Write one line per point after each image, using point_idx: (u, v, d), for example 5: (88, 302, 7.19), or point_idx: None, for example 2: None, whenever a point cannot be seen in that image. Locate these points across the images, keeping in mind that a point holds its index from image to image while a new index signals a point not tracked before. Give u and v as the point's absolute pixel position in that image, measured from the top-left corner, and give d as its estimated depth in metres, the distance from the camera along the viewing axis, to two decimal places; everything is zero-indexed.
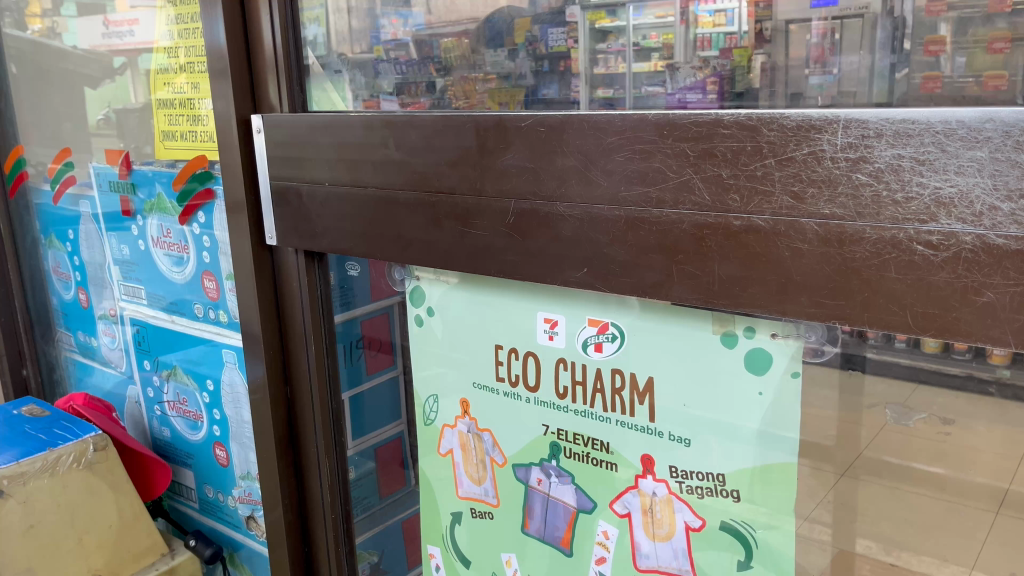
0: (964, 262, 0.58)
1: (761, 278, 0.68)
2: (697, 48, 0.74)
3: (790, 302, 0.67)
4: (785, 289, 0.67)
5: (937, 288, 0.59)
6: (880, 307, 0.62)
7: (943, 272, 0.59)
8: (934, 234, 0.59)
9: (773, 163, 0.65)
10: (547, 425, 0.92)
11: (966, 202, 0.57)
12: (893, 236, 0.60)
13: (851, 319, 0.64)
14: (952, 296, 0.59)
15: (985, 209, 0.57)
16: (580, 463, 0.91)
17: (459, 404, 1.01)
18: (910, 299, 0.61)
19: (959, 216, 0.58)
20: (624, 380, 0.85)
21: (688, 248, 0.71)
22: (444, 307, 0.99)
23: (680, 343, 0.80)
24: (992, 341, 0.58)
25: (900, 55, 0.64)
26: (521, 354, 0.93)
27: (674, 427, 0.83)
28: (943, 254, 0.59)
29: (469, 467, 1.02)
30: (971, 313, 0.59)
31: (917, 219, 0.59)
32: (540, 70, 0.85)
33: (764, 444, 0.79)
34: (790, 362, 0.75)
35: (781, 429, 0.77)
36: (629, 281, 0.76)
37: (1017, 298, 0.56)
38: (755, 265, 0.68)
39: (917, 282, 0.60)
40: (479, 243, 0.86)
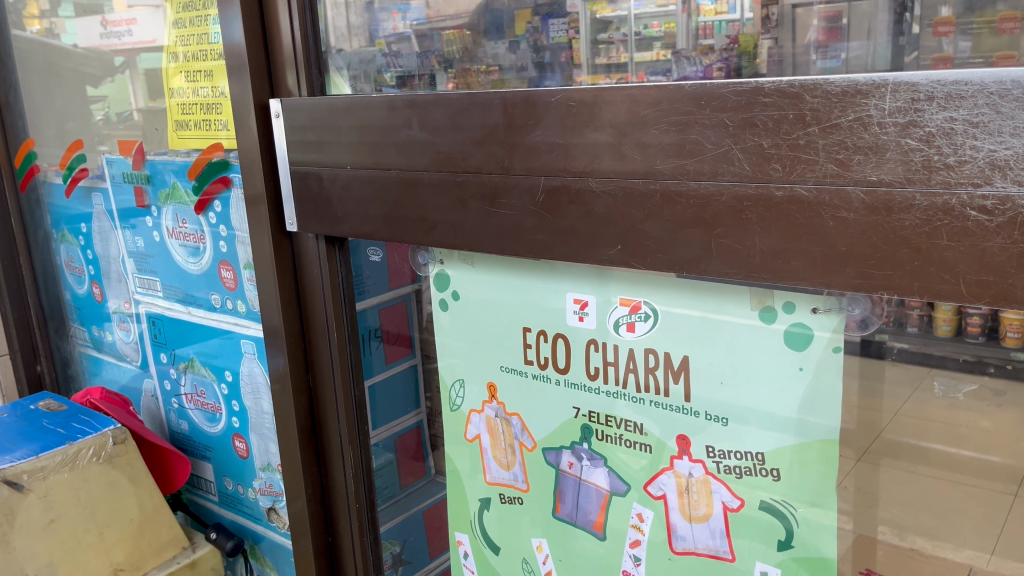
0: (1020, 227, 0.56)
1: (805, 249, 0.66)
2: (699, 36, 0.73)
3: (835, 274, 0.65)
4: (830, 260, 0.65)
5: (992, 254, 0.58)
6: (931, 276, 0.61)
7: (999, 238, 0.57)
8: (988, 198, 0.57)
9: (816, 131, 0.63)
10: (578, 408, 0.91)
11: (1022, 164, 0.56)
12: (945, 202, 0.59)
13: (900, 290, 0.63)
14: (1007, 263, 0.57)
15: None
16: (612, 445, 0.90)
17: (486, 388, 1.00)
18: (963, 267, 0.59)
19: (1015, 179, 0.56)
20: (658, 359, 0.84)
21: (728, 222, 0.70)
22: (469, 290, 0.98)
23: (717, 320, 0.79)
24: None
25: (909, 38, 0.62)
26: (550, 336, 0.91)
27: (709, 406, 0.82)
28: (998, 218, 0.57)
29: (497, 452, 1.01)
30: None
31: (970, 183, 0.58)
32: (541, 62, 0.84)
33: (805, 421, 0.77)
34: (832, 337, 0.73)
35: (822, 405, 0.76)
36: (664, 257, 0.75)
37: None
38: (798, 237, 0.66)
39: (971, 248, 0.59)
40: (508, 222, 0.85)
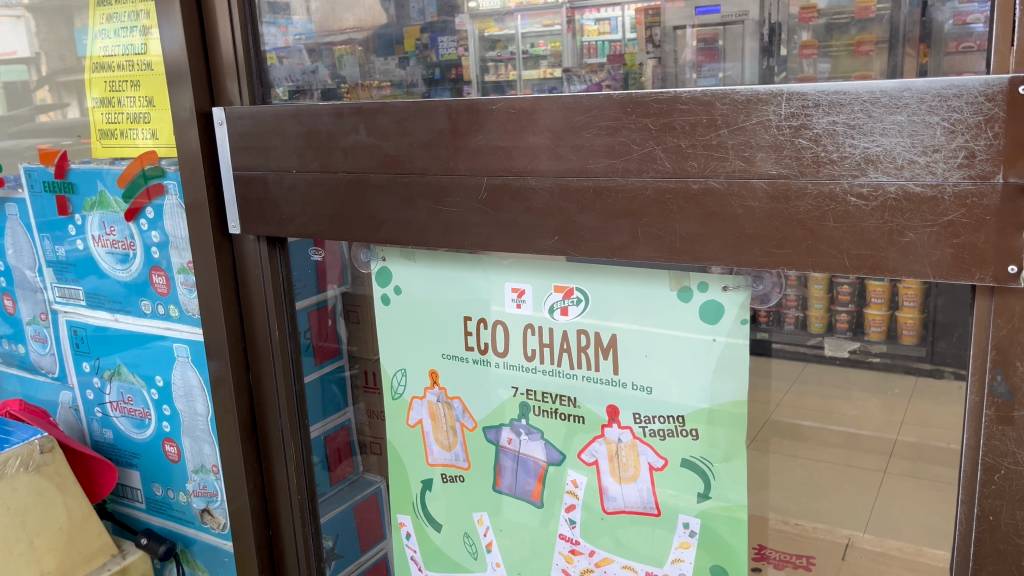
0: (889, 209, 0.70)
1: (718, 233, 0.78)
2: (584, 55, 0.85)
3: (743, 254, 0.77)
4: (739, 242, 0.77)
5: (868, 232, 0.71)
6: (821, 252, 0.74)
7: (873, 219, 0.71)
8: (864, 187, 0.71)
9: (726, 133, 0.75)
10: (516, 387, 1.00)
11: (890, 159, 0.69)
12: (831, 190, 0.72)
13: (796, 264, 0.75)
14: (880, 239, 0.71)
15: (905, 163, 0.69)
16: (549, 419, 0.99)
17: (428, 375, 1.07)
18: (846, 244, 0.72)
19: (884, 170, 0.70)
20: (589, 338, 0.94)
21: (652, 212, 0.81)
22: (412, 284, 1.06)
23: (642, 299, 0.90)
24: (914, 274, 0.70)
25: (778, 59, 0.76)
26: (490, 323, 1.00)
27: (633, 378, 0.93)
28: (872, 203, 0.71)
29: (439, 434, 1.09)
30: (897, 252, 0.71)
31: (850, 174, 0.71)
32: (431, 78, 0.96)
33: (717, 386, 0.89)
34: (740, 310, 0.85)
35: (732, 370, 0.88)
36: (598, 245, 0.85)
37: (933, 235, 0.69)
38: (712, 223, 0.78)
39: (852, 227, 0.72)
40: (453, 218, 0.93)
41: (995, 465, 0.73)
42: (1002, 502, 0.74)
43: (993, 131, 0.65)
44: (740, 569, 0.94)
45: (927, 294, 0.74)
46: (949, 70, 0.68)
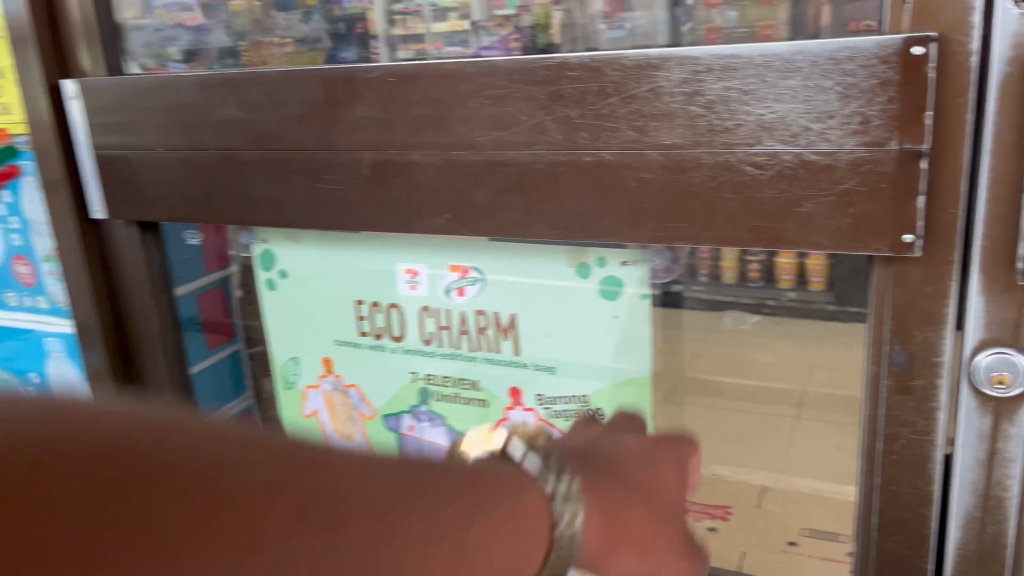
0: (786, 179, 0.67)
1: (613, 208, 0.74)
2: (494, 6, 0.79)
3: (639, 229, 0.73)
4: (635, 217, 0.73)
5: (765, 203, 0.68)
6: (718, 225, 0.70)
7: (769, 190, 0.67)
8: (759, 156, 0.67)
9: (617, 101, 0.70)
10: (415, 372, 0.95)
11: (784, 126, 0.66)
12: (726, 160, 0.68)
13: (694, 239, 0.72)
14: (777, 210, 0.68)
15: (801, 130, 0.65)
16: (450, 404, 0.95)
17: (322, 362, 1.01)
18: (743, 216, 0.69)
19: (780, 138, 0.66)
20: (488, 319, 0.89)
21: (545, 187, 0.76)
22: (297, 267, 0.98)
23: (540, 277, 0.85)
24: (812, 246, 0.68)
25: (683, 9, 0.72)
26: (383, 306, 0.94)
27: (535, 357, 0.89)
28: (768, 172, 0.67)
29: (336, 424, 1.03)
30: (794, 223, 0.68)
31: (745, 143, 0.67)
32: (336, 34, 0.87)
33: (620, 362, 0.86)
34: (640, 286, 0.82)
35: (634, 344, 0.85)
36: (490, 223, 0.80)
37: (830, 204, 0.66)
38: (606, 197, 0.74)
39: (749, 199, 0.68)
40: (335, 197, 0.86)
41: (895, 434, 0.72)
42: (902, 471, 0.73)
43: (886, 95, 0.62)
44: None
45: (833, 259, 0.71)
46: (848, 20, 0.65)
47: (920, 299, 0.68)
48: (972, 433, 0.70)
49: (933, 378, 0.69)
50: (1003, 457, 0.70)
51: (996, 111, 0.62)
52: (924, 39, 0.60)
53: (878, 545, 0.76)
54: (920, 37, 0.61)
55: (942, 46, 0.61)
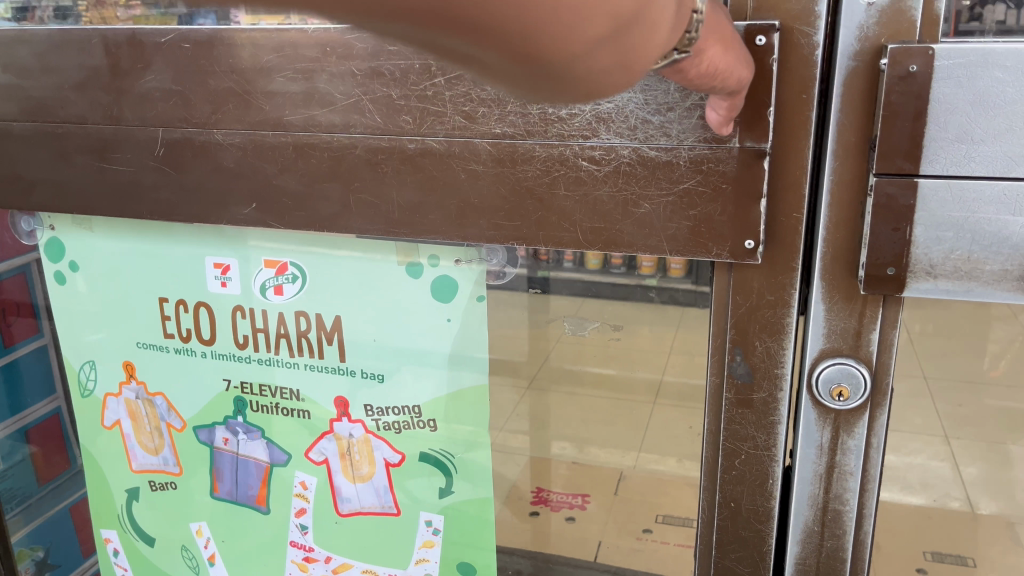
0: (623, 176, 0.61)
1: (440, 203, 0.66)
2: None
3: (469, 227, 0.66)
4: (464, 213, 0.66)
5: (602, 202, 0.62)
6: (553, 225, 0.64)
7: (606, 187, 0.61)
8: (596, 150, 0.61)
9: (442, 82, 0.62)
10: (228, 380, 0.85)
11: (622, 117, 0.59)
12: (561, 153, 0.62)
13: (527, 239, 0.65)
14: (614, 210, 0.62)
15: (638, 123, 0.59)
16: (270, 416, 0.85)
17: (122, 368, 0.89)
18: (579, 215, 0.63)
19: (617, 131, 0.60)
20: (310, 322, 0.80)
21: (364, 176, 0.67)
22: (89, 259, 0.86)
23: (364, 277, 0.76)
24: (650, 250, 0.62)
25: None
26: (190, 306, 0.83)
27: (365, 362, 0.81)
28: (605, 168, 0.61)
29: (142, 437, 0.91)
30: (632, 224, 0.62)
31: (580, 135, 0.61)
32: None
33: (455, 369, 0.78)
34: (475, 287, 0.74)
35: (469, 350, 0.77)
36: (303, 214, 0.70)
37: (670, 206, 0.60)
38: (433, 190, 0.66)
39: (585, 197, 0.62)
40: (124, 180, 0.74)
41: (735, 449, 0.68)
42: (742, 488, 0.69)
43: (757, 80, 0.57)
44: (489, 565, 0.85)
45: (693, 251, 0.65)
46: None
47: (761, 309, 0.64)
48: (812, 446, 0.67)
49: (774, 391, 0.66)
50: (842, 470, 0.67)
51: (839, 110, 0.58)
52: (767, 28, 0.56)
53: (717, 564, 0.73)
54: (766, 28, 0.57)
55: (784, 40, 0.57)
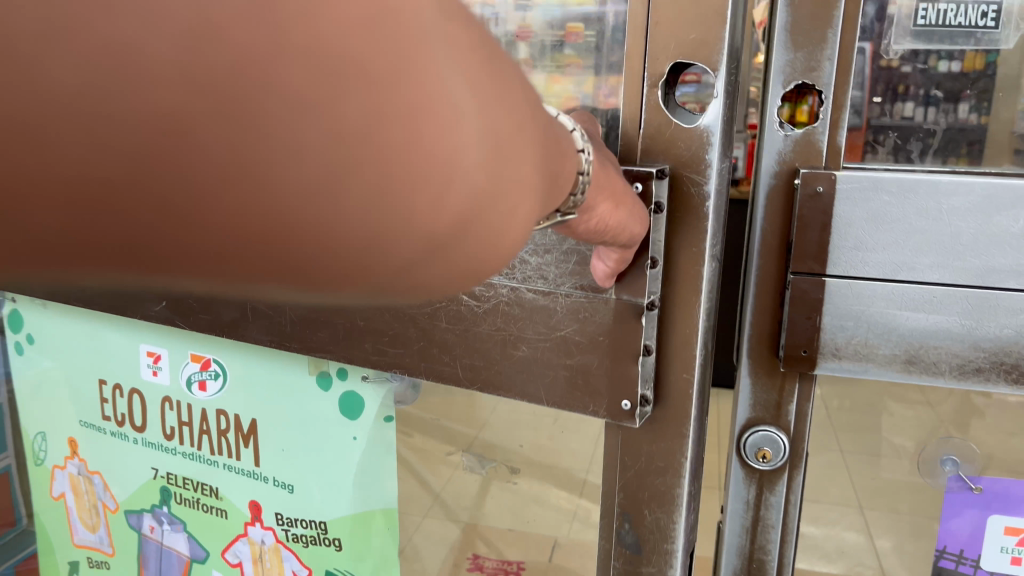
0: (502, 312, 0.90)
1: (395, 342, 0.97)
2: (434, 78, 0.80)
3: (414, 357, 0.96)
4: (406, 350, 0.97)
5: (480, 335, 0.91)
6: (437, 357, 0.95)
7: (485, 323, 0.91)
8: (482, 291, 0.90)
9: None
10: (156, 467, 1.27)
11: (503, 263, 0.88)
12: (494, 303, 0.90)
13: (477, 372, 0.93)
14: (496, 345, 0.91)
15: (518, 266, 0.87)
16: (188, 506, 1.25)
17: (68, 445, 1.36)
18: (460, 350, 0.93)
19: (501, 273, 0.88)
20: (227, 422, 1.18)
21: (374, 324, 0.98)
22: (51, 344, 1.32)
23: (286, 389, 1.11)
24: (524, 386, 0.90)
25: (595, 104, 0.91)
26: (128, 394, 1.26)
27: (309, 408, 1.10)
28: (487, 304, 0.90)
29: (83, 513, 1.37)
30: (512, 358, 0.90)
31: (492, 278, 0.89)
32: None
33: (361, 484, 1.10)
34: (381, 407, 1.05)
35: (372, 459, 1.08)
36: (339, 355, 1.01)
37: (544, 341, 0.88)
38: (371, 331, 0.98)
39: (465, 330, 0.92)
40: (200, 326, 1.11)
41: (638, 510, 0.93)
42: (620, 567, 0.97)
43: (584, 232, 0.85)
44: (390, 575, 1.14)
45: (525, 360, 0.90)
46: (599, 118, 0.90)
47: (646, 470, 0.92)
48: (686, 500, 0.91)
49: (661, 544, 0.93)
50: (673, 504, 0.91)
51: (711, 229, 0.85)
52: (651, 172, 0.80)
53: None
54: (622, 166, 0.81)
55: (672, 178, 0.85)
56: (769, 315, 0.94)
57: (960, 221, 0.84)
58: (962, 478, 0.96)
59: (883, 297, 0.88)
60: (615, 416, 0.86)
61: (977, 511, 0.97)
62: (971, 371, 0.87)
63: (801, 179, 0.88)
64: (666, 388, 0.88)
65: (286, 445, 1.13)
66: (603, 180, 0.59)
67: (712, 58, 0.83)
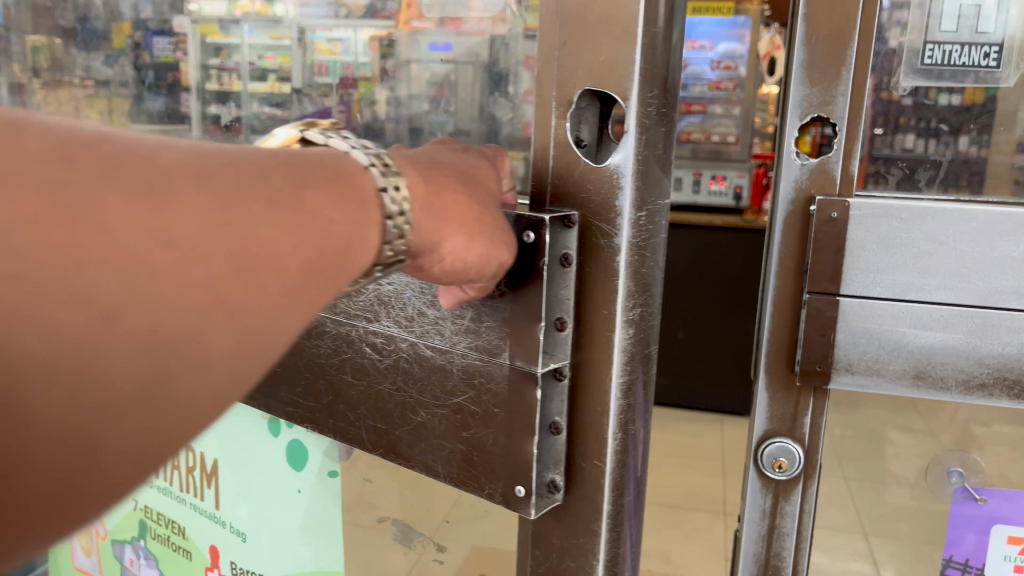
0: (401, 372, 1.01)
1: (347, 410, 1.09)
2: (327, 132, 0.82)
3: (359, 426, 1.07)
4: (351, 419, 1.09)
5: (385, 399, 1.03)
6: (364, 418, 1.06)
7: (388, 382, 1.03)
8: (387, 349, 1.02)
9: (331, 332, 1.10)
10: (138, 502, 1.55)
11: (404, 319, 1.00)
12: (399, 363, 1.01)
13: (391, 442, 1.03)
14: (399, 410, 1.02)
15: (415, 320, 0.98)
16: (162, 538, 1.53)
17: None
18: (378, 416, 1.04)
19: (402, 329, 1.00)
20: (195, 464, 1.41)
21: (334, 391, 1.10)
22: None
23: (256, 450, 1.29)
24: (424, 457, 1.00)
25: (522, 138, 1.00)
26: None
27: (265, 459, 1.28)
28: (387, 360, 1.03)
29: (82, 538, 1.71)
30: (409, 425, 1.01)
31: (404, 344, 1.00)
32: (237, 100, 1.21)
33: (305, 532, 1.26)
34: (325, 462, 1.19)
35: (314, 522, 1.24)
36: (303, 412, 1.15)
37: (436, 411, 0.98)
38: (329, 402, 1.11)
39: (377, 396, 1.04)
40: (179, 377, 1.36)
41: None
42: None
43: (482, 306, 0.92)
44: None
45: (449, 442, 0.97)
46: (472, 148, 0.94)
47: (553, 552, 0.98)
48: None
49: None
50: None
51: (621, 292, 0.89)
52: (543, 219, 0.85)
53: None
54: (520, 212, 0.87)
55: (584, 226, 0.89)
56: (786, 331, 1.01)
57: (965, 245, 0.92)
58: (968, 489, 1.03)
59: (893, 317, 0.95)
60: (510, 502, 0.93)
61: (981, 521, 1.04)
62: (977, 386, 0.94)
63: (817, 205, 0.96)
64: (577, 475, 0.94)
65: (243, 490, 1.33)
66: (431, 227, 0.78)
67: (623, 85, 0.87)
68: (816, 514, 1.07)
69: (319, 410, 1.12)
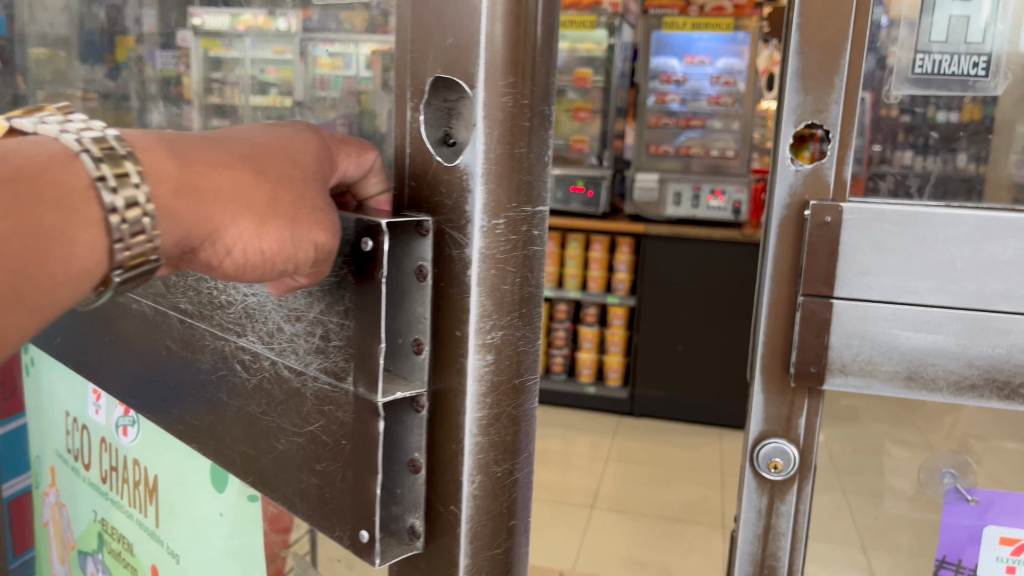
0: (266, 392, 0.84)
1: (227, 430, 0.91)
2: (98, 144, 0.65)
3: (225, 448, 0.92)
4: (219, 439, 0.93)
5: (262, 425, 0.85)
6: (266, 462, 0.85)
7: (259, 405, 0.86)
8: (249, 362, 0.86)
9: (200, 333, 0.93)
10: (99, 514, 1.28)
11: (262, 331, 0.83)
12: (262, 381, 0.85)
13: (257, 471, 0.88)
14: (265, 438, 0.85)
15: (273, 332, 0.82)
16: (115, 557, 1.25)
17: (51, 477, 1.45)
18: (262, 451, 0.86)
19: (261, 342, 0.84)
20: (141, 475, 1.15)
21: (208, 407, 0.94)
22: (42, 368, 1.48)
23: (189, 465, 1.04)
24: (292, 493, 0.83)
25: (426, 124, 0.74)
26: (82, 428, 1.31)
27: (192, 479, 1.04)
28: (255, 377, 0.86)
29: (59, 545, 1.47)
30: (273, 455, 0.85)
31: (264, 361, 0.84)
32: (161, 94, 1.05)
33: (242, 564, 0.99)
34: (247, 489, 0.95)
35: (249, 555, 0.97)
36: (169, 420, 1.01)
37: (296, 439, 0.81)
38: (212, 418, 0.93)
39: (251, 419, 0.87)
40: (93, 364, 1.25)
41: None
42: None
43: (333, 322, 0.75)
44: None
45: (319, 477, 0.78)
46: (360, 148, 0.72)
47: None
48: None
49: None
50: None
51: (474, 312, 0.70)
52: (379, 224, 0.67)
53: None
54: (363, 215, 0.71)
55: (438, 235, 0.72)
56: (781, 333, 1.03)
57: (954, 249, 0.94)
58: (960, 489, 1.05)
59: (886, 318, 0.97)
60: (356, 548, 0.74)
61: (974, 521, 1.06)
62: (966, 386, 0.96)
63: (811, 210, 0.99)
64: (435, 522, 0.76)
65: (172, 507, 1.08)
66: (196, 213, 0.66)
67: (471, 70, 0.69)
68: (810, 517, 1.09)
69: (201, 433, 0.95)
